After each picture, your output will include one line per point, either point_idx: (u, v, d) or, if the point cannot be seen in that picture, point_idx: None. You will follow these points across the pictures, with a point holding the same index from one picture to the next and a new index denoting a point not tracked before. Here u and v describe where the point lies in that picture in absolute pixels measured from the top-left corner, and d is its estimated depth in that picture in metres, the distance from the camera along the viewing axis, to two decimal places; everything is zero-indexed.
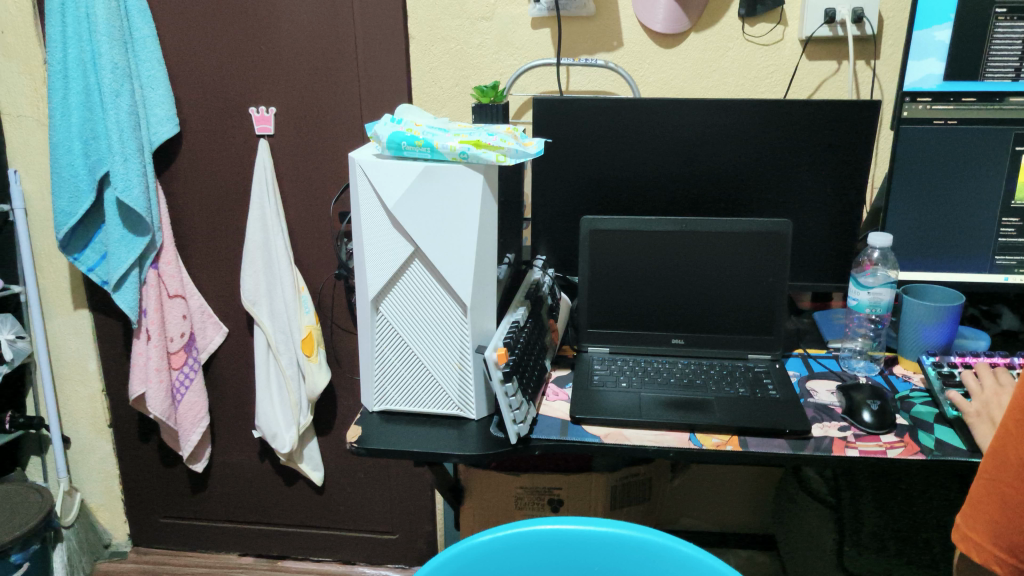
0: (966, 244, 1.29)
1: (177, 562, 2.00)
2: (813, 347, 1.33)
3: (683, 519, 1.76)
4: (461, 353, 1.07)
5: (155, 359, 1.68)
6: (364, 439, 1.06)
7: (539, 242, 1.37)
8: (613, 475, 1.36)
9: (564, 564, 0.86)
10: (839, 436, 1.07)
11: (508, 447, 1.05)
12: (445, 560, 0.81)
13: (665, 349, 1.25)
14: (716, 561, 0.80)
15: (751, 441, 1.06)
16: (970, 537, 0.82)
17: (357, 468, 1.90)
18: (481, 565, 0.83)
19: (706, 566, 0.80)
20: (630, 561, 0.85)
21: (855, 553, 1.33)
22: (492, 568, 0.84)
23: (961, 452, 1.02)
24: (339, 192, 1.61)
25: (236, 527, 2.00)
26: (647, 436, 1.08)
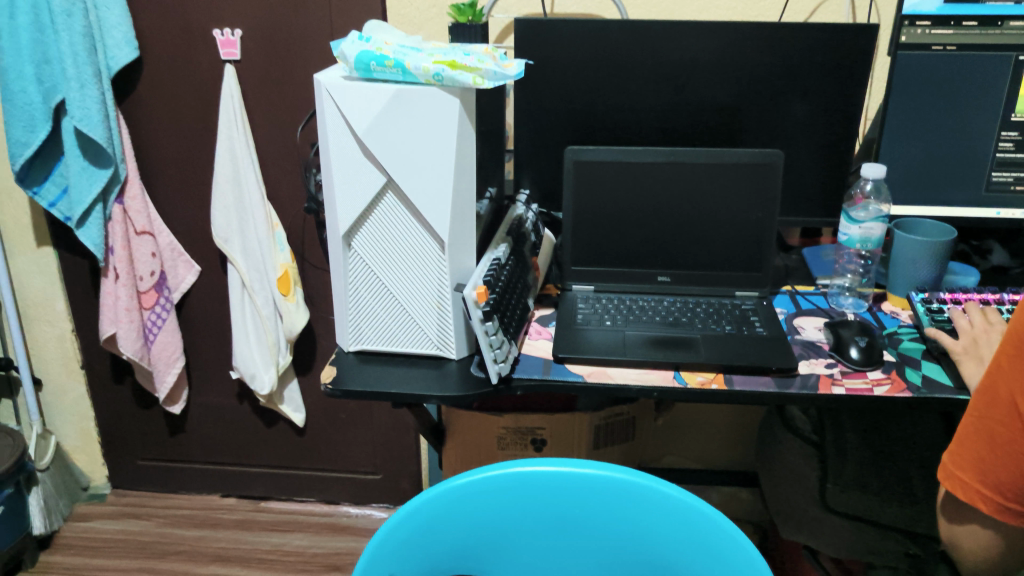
0: (959, 179, 1.26)
1: (158, 504, 1.98)
2: (801, 282, 1.30)
3: (666, 457, 1.75)
4: (440, 291, 1.03)
5: (124, 299, 1.65)
6: (339, 380, 1.03)
7: (522, 176, 1.32)
8: (598, 414, 1.34)
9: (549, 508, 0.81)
10: (825, 373, 1.05)
11: (489, 387, 1.03)
12: (418, 505, 0.77)
13: (650, 287, 1.22)
14: (701, 503, 0.76)
15: (737, 379, 1.04)
16: (957, 477, 0.80)
17: (339, 408, 1.87)
18: (456, 510, 0.79)
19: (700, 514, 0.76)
20: (612, 504, 0.80)
21: (838, 492, 1.32)
22: (466, 513, 0.80)
23: (948, 389, 1.01)
24: (304, 122, 1.54)
25: (217, 468, 1.98)
26: (631, 375, 1.05)
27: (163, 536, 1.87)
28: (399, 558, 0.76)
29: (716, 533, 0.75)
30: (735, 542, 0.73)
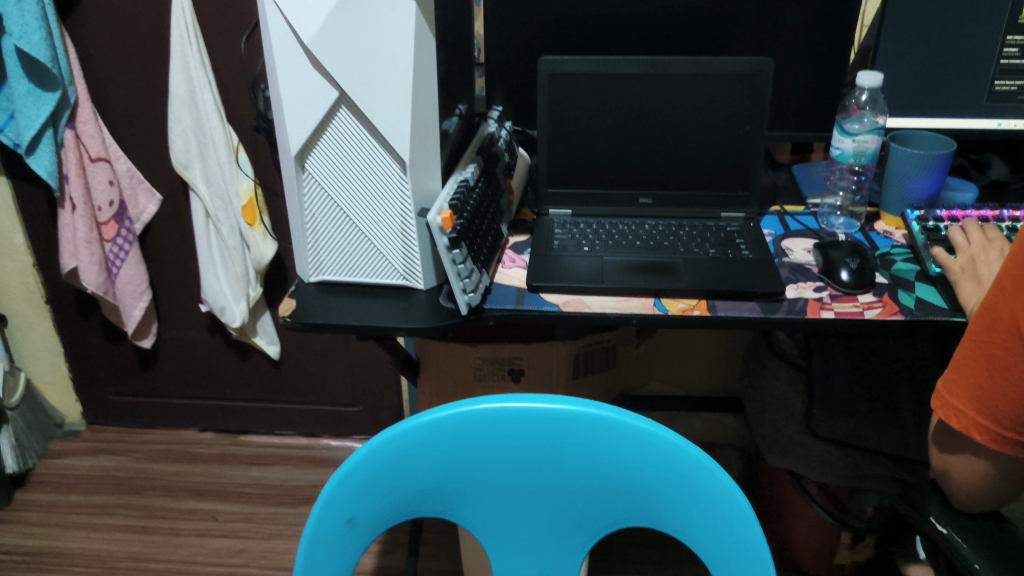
0: (959, 88, 1.17)
1: (133, 440, 1.95)
2: (790, 202, 1.23)
3: (651, 383, 1.72)
4: (403, 217, 0.95)
5: (83, 230, 1.57)
6: (299, 313, 0.97)
7: (494, 92, 1.23)
8: (577, 342, 1.30)
9: (523, 447, 0.74)
10: (814, 297, 1.00)
11: (459, 318, 0.97)
12: (374, 449, 0.71)
13: (631, 210, 1.15)
14: (677, 437, 0.70)
15: (720, 305, 0.98)
16: (951, 405, 0.75)
17: (314, 340, 1.82)
18: (416, 451, 0.72)
19: (686, 455, 0.70)
20: (584, 441, 0.73)
21: (824, 416, 1.28)
22: (428, 453, 0.73)
23: (942, 311, 0.95)
24: (247, 32, 1.43)
25: (192, 402, 1.95)
26: (609, 303, 0.99)
27: (140, 471, 1.86)
28: (357, 503, 0.71)
29: (703, 477, 0.69)
30: (721, 486, 0.68)
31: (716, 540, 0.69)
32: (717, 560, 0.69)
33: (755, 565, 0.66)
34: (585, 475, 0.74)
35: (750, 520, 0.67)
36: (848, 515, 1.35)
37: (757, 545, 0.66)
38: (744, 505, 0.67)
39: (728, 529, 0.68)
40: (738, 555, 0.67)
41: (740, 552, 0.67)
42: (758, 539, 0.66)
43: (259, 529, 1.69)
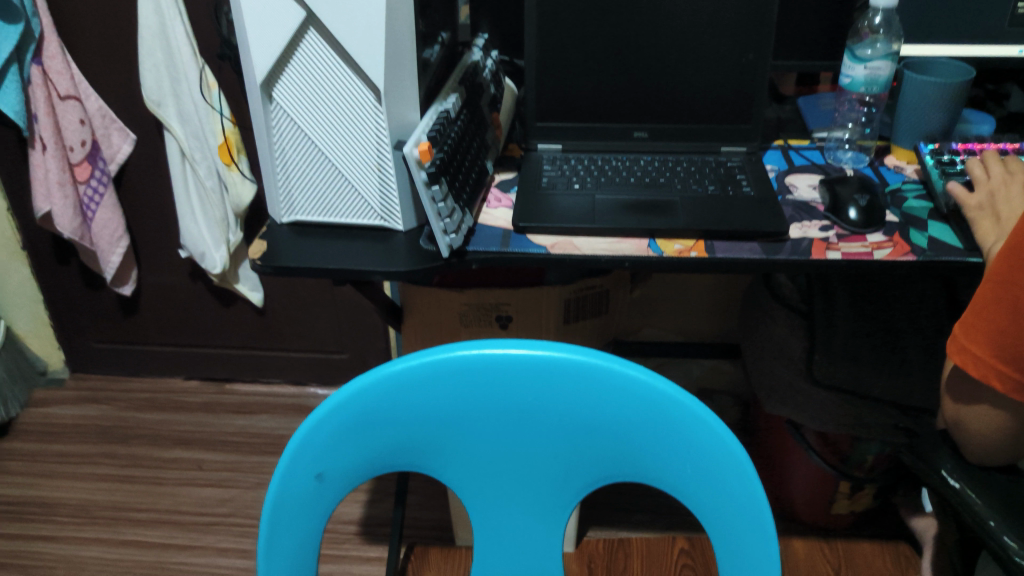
0: (980, 12, 1.09)
1: (118, 388, 1.94)
2: (794, 136, 1.16)
3: (644, 329, 1.67)
4: (379, 151, 0.89)
5: (55, 172, 1.49)
6: (271, 256, 0.90)
7: (479, 19, 1.15)
8: (568, 287, 1.23)
9: (506, 398, 0.68)
10: (820, 237, 0.93)
11: (441, 262, 0.90)
12: (344, 399, 0.65)
13: (626, 145, 1.08)
14: (670, 386, 0.65)
15: (719, 246, 0.92)
16: (969, 351, 0.70)
17: (298, 286, 1.77)
18: (390, 401, 0.67)
19: (682, 406, 0.64)
20: (571, 391, 0.67)
21: (826, 363, 1.23)
22: (402, 404, 0.67)
23: (957, 252, 0.89)
24: None
25: (176, 350, 1.92)
26: (601, 244, 0.93)
27: (124, 420, 1.85)
28: (326, 457, 0.65)
29: (699, 430, 0.64)
30: (720, 439, 0.63)
31: (713, 496, 0.64)
32: (714, 518, 0.64)
33: (755, 524, 0.61)
34: (573, 427, 0.68)
35: (750, 475, 0.62)
36: (849, 466, 1.32)
37: (758, 503, 0.61)
38: (744, 460, 0.62)
39: (725, 485, 0.63)
40: (737, 513, 0.62)
41: (739, 509, 0.62)
42: (760, 496, 0.61)
43: (245, 478, 1.68)
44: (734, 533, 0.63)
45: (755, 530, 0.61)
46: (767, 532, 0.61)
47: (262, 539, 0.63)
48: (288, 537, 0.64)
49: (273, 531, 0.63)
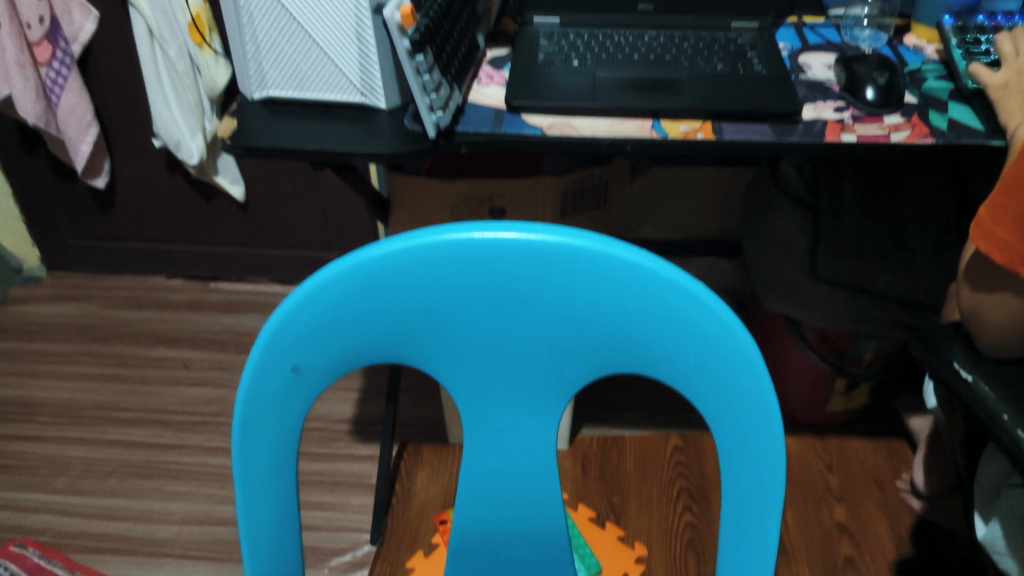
0: None
1: (99, 285, 1.90)
2: (808, 13, 1.08)
3: (643, 227, 1.61)
4: (357, 18, 0.80)
5: (13, 52, 1.38)
6: (244, 137, 0.83)
7: None
8: (566, 178, 1.17)
9: (501, 288, 0.60)
10: (834, 119, 0.87)
11: (428, 144, 0.83)
12: (318, 288, 0.58)
13: (628, 19, 0.99)
14: (688, 283, 0.56)
15: (727, 128, 0.85)
16: (994, 236, 0.65)
17: (282, 179, 1.73)
18: (369, 290, 0.59)
19: (699, 304, 0.57)
20: (574, 283, 0.59)
21: (830, 258, 1.19)
22: (384, 293, 0.60)
23: (979, 136, 0.83)
24: None
25: (157, 246, 1.88)
26: (601, 125, 0.86)
27: (106, 318, 1.81)
28: (302, 351, 0.59)
29: (715, 332, 0.57)
30: (737, 344, 0.56)
31: (724, 403, 0.58)
32: (722, 425, 0.58)
33: (765, 439, 0.56)
34: (576, 323, 0.61)
35: (766, 387, 0.55)
36: (846, 362, 1.30)
37: (772, 416, 0.55)
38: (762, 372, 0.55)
39: (737, 393, 0.57)
40: (747, 424, 0.56)
41: (749, 421, 0.56)
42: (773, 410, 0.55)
43: (235, 377, 1.66)
44: (740, 445, 0.57)
45: (764, 445, 0.56)
46: (777, 449, 0.55)
47: (235, 436, 0.59)
48: (265, 434, 0.60)
49: (247, 428, 0.59)
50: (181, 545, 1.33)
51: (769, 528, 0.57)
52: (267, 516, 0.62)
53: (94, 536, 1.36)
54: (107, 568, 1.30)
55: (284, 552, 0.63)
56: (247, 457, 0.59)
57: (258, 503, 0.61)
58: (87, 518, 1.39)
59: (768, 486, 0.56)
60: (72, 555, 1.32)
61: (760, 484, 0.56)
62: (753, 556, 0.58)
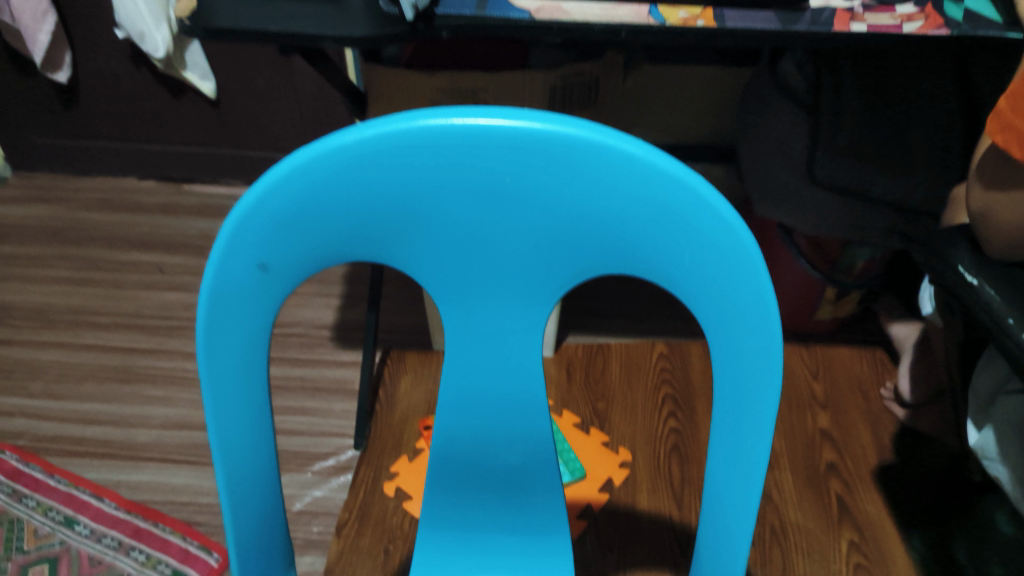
0: None
1: (69, 186, 1.87)
2: None
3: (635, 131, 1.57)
4: None
5: None
6: (204, 17, 0.76)
7: None
8: (555, 74, 1.10)
9: (486, 182, 0.55)
10: (843, 8, 0.81)
11: (407, 29, 0.77)
12: (284, 177, 0.53)
13: None
14: (693, 180, 0.51)
15: (729, 15, 0.79)
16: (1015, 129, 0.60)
17: (255, 75, 1.70)
18: (340, 180, 0.54)
19: (701, 201, 0.52)
20: (567, 177, 0.53)
21: (828, 161, 1.14)
22: (356, 184, 0.54)
23: (996, 27, 0.77)
24: None
25: (127, 146, 1.87)
26: (595, 11, 0.79)
27: (77, 221, 1.78)
28: (269, 246, 0.54)
29: (717, 232, 0.52)
30: (739, 248, 0.51)
31: (723, 309, 0.54)
32: (720, 332, 0.55)
33: (763, 351, 0.52)
34: (567, 220, 0.56)
35: (768, 295, 0.51)
36: (837, 271, 1.28)
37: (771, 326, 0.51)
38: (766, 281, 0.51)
39: (737, 299, 0.52)
40: (745, 333, 0.53)
41: (747, 330, 0.53)
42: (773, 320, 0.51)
43: None
44: (736, 354, 0.54)
45: (761, 357, 0.52)
46: (774, 361, 0.52)
47: (199, 338, 0.54)
48: (233, 336, 0.55)
49: (213, 329, 0.55)
50: (162, 449, 1.32)
51: (760, 440, 0.54)
52: (239, 423, 0.58)
53: (73, 440, 1.34)
54: (87, 471, 1.29)
55: (258, 461, 0.60)
56: (214, 360, 0.55)
57: (228, 410, 0.57)
58: (65, 422, 1.37)
59: (761, 397, 0.53)
60: (51, 459, 1.31)
61: (753, 395, 0.54)
62: (744, 468, 0.56)
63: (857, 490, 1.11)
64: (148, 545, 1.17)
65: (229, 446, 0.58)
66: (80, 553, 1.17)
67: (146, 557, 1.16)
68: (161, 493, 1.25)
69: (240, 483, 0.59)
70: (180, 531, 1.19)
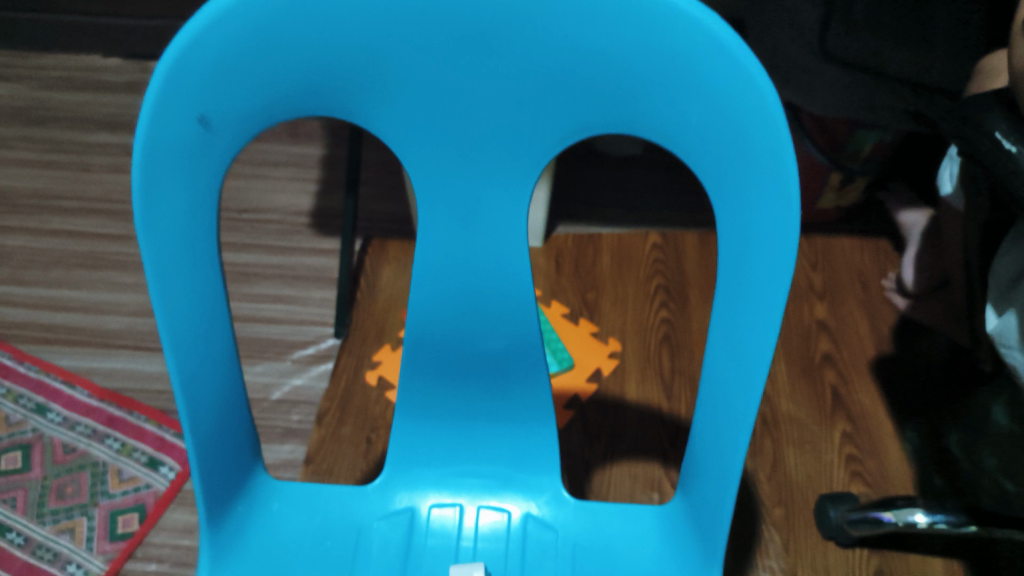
0: None
1: (28, 64, 1.75)
2: None
3: None
4: None
5: None
6: None
7: None
8: None
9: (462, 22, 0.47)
10: None
11: None
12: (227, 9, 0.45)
13: None
14: (702, 17, 0.44)
15: None
16: None
17: None
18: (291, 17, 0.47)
19: (708, 40, 0.44)
20: (554, 17, 0.46)
21: (842, 33, 1.03)
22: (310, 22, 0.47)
23: None
24: None
25: (91, 20, 1.76)
26: None
27: (37, 100, 1.67)
28: (211, 95, 0.47)
29: (727, 78, 0.45)
30: (752, 97, 0.44)
31: (731, 175, 0.47)
32: (726, 198, 0.48)
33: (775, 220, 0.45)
34: (553, 66, 0.49)
35: (787, 152, 0.43)
36: (844, 156, 1.21)
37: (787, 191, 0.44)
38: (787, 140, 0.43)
39: (749, 160, 0.45)
40: (756, 201, 0.46)
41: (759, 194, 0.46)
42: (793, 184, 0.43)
43: None
44: (745, 226, 0.47)
45: (776, 229, 0.45)
46: (789, 235, 0.45)
47: (138, 209, 0.46)
48: (173, 204, 0.48)
49: (150, 197, 0.46)
50: (135, 337, 1.27)
51: (769, 329, 0.47)
52: (188, 309, 0.50)
53: (43, 326, 1.28)
54: (58, 358, 1.24)
55: (211, 352, 0.53)
56: (153, 236, 0.47)
57: (173, 294, 0.49)
58: (35, 309, 1.31)
59: (775, 278, 0.46)
60: (20, 346, 1.26)
61: (763, 273, 0.46)
62: (743, 363, 0.49)
63: (852, 382, 1.08)
64: (123, 433, 1.14)
65: (180, 337, 0.50)
66: (53, 440, 1.14)
67: (121, 445, 1.13)
68: (135, 380, 1.21)
69: (196, 380, 0.52)
70: (155, 419, 1.16)
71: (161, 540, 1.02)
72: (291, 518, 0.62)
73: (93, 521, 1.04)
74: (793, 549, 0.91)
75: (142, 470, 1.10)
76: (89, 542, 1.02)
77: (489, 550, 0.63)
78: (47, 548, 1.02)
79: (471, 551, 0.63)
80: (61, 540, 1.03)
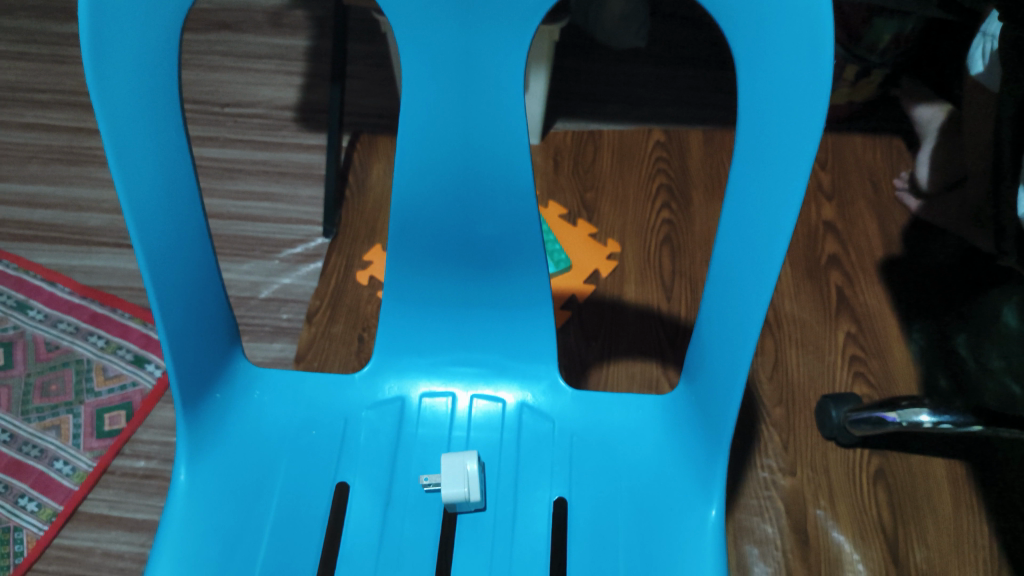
0: None
1: None
2: None
3: None
4: None
5: None
6: None
7: None
8: None
9: None
10: None
11: None
12: None
13: None
14: None
15: None
16: None
17: None
18: None
19: None
20: None
21: None
22: None
23: None
24: None
25: None
26: None
27: None
28: None
29: None
30: None
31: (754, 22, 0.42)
32: (748, 49, 0.43)
33: (807, 68, 0.40)
34: None
35: None
36: (859, 46, 1.15)
37: (821, 31, 0.39)
38: None
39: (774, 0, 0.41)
40: (776, 47, 0.41)
41: (786, 39, 0.41)
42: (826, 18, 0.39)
43: None
44: (764, 79, 0.43)
45: (802, 72, 0.41)
46: (819, 86, 0.40)
47: (87, 56, 0.41)
48: (126, 55, 0.43)
49: (99, 45, 0.41)
50: (116, 233, 1.22)
51: (791, 197, 0.43)
52: (150, 176, 0.46)
53: (21, 223, 1.23)
54: (37, 256, 1.20)
55: (180, 226, 0.49)
56: (107, 87, 0.42)
57: (133, 156, 0.44)
58: (12, 205, 1.26)
59: (802, 137, 0.41)
60: None
61: (788, 133, 0.42)
62: (760, 240, 0.45)
63: (859, 283, 1.05)
64: (106, 330, 1.11)
65: (143, 204, 0.46)
66: (35, 337, 1.11)
67: (106, 342, 1.10)
68: (117, 278, 1.17)
69: (163, 256, 0.48)
70: (139, 317, 1.12)
71: (150, 438, 0.99)
72: (276, 405, 0.60)
73: (80, 418, 1.02)
74: (793, 449, 0.90)
75: (128, 367, 1.07)
76: (76, 439, 1.00)
77: (483, 439, 0.60)
78: (34, 445, 1.00)
79: (464, 440, 0.60)
80: (47, 437, 1.01)
